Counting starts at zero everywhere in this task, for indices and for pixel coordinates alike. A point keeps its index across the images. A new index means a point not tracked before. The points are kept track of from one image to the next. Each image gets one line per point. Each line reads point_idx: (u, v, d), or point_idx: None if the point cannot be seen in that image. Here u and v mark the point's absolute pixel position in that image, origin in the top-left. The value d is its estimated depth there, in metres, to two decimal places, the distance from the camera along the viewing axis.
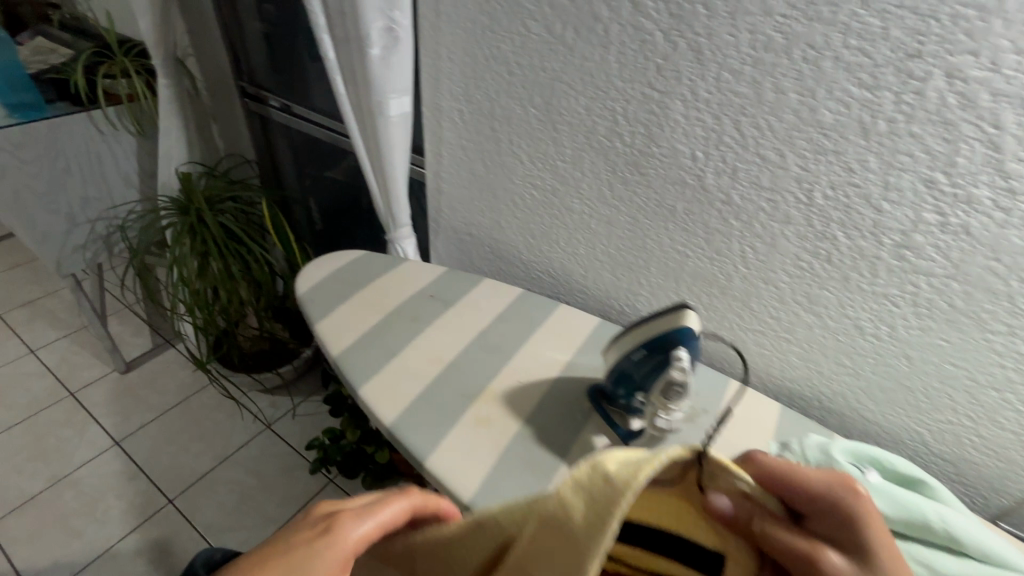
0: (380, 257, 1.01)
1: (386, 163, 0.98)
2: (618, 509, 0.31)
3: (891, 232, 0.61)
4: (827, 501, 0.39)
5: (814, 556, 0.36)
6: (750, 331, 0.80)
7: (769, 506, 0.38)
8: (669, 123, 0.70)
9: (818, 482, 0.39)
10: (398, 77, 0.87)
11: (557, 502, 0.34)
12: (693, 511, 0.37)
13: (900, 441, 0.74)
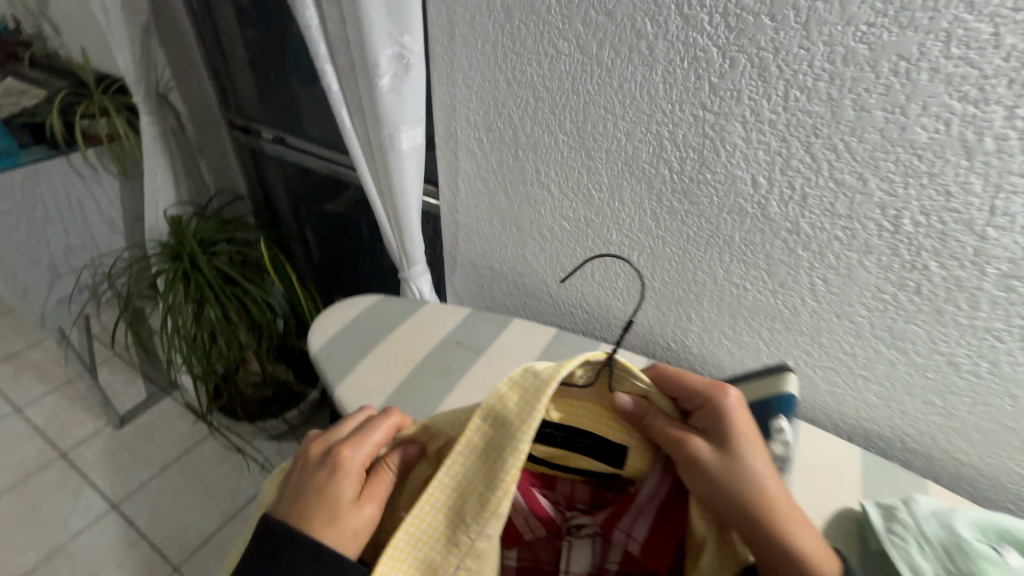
0: (397, 300, 0.93)
1: (398, 198, 0.89)
2: (545, 393, 0.43)
3: (996, 261, 0.54)
4: (707, 399, 0.49)
5: (686, 439, 0.46)
6: (820, 368, 0.72)
7: (663, 405, 0.48)
8: (726, 147, 0.63)
9: (698, 383, 0.50)
10: (409, 107, 0.79)
11: (496, 397, 0.44)
12: (608, 410, 0.48)
13: (1000, 484, 0.66)
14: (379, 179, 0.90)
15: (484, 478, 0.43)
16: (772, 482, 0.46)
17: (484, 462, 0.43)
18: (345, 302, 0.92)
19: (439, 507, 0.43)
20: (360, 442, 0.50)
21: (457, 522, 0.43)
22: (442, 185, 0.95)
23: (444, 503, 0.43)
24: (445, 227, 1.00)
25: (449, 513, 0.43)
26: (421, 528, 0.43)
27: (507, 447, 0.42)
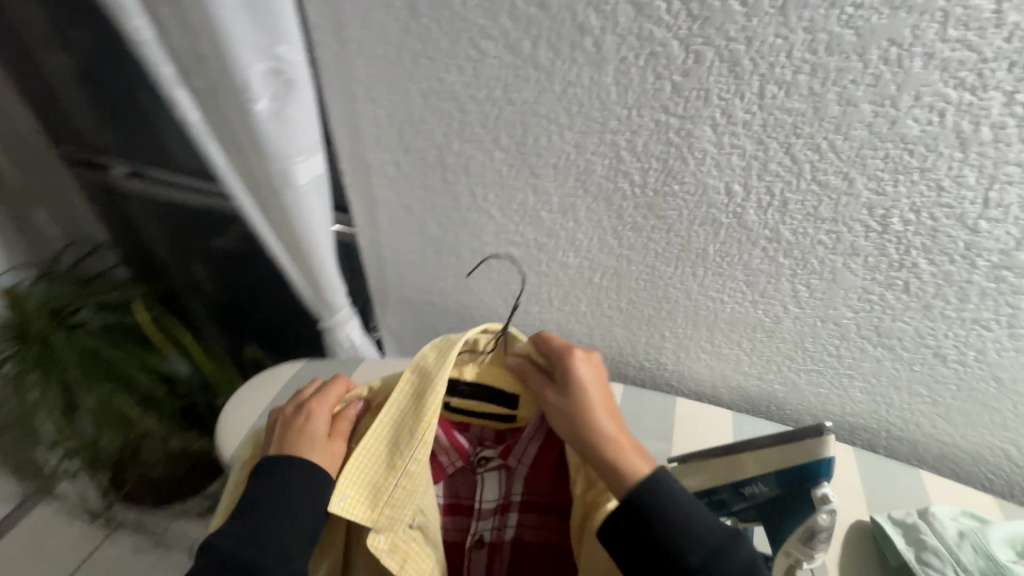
0: (319, 363, 0.80)
1: (303, 240, 0.73)
2: (454, 348, 0.51)
3: (987, 252, 0.50)
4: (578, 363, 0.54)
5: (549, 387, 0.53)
6: (804, 371, 0.68)
7: (541, 366, 0.56)
8: (695, 154, 0.54)
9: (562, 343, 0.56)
10: (301, 133, 0.63)
11: (416, 359, 0.52)
12: (503, 373, 0.57)
13: (980, 458, 0.67)
14: (273, 220, 0.73)
15: (399, 444, 0.50)
16: (612, 426, 0.50)
17: (398, 424, 0.50)
18: (258, 377, 0.80)
19: (370, 470, 0.50)
20: (332, 399, 0.56)
21: (381, 480, 0.50)
22: (356, 217, 0.79)
23: (370, 464, 0.50)
24: (367, 263, 0.85)
25: (374, 479, 0.50)
26: (358, 491, 0.49)
27: (423, 397, 0.50)
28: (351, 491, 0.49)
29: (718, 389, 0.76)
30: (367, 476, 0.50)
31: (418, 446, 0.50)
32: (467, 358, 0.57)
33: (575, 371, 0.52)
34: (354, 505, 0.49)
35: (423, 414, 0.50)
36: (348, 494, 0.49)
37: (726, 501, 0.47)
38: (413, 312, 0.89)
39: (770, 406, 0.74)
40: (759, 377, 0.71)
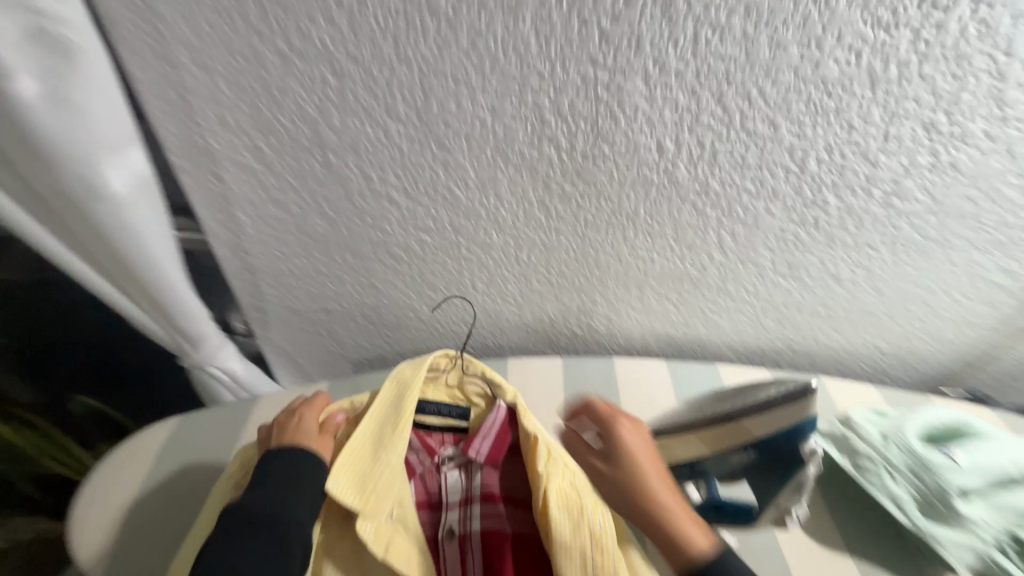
0: (198, 415, 0.62)
1: (140, 262, 0.55)
2: (425, 359, 0.56)
3: (882, 183, 0.54)
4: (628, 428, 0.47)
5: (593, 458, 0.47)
6: (724, 311, 0.71)
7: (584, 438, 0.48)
8: (625, 110, 0.49)
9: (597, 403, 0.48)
10: (102, 121, 0.45)
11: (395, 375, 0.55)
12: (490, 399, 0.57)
13: (858, 354, 0.78)
14: (84, 244, 0.53)
15: (382, 427, 0.52)
16: (657, 477, 0.44)
17: (379, 421, 0.52)
18: (111, 454, 0.58)
19: (353, 458, 0.50)
20: (319, 406, 0.54)
21: (364, 471, 0.49)
22: (207, 223, 0.61)
23: (350, 459, 0.49)
24: (232, 276, 0.68)
25: (358, 469, 0.49)
26: (347, 477, 0.49)
27: (398, 404, 0.53)
28: (341, 477, 0.49)
29: (647, 341, 0.77)
30: (351, 459, 0.49)
31: (397, 438, 0.51)
32: (432, 381, 0.58)
33: (620, 442, 0.45)
34: (341, 490, 0.48)
35: (401, 411, 0.52)
36: (340, 481, 0.48)
37: (714, 468, 0.48)
38: (305, 323, 0.75)
39: (693, 346, 0.78)
40: (685, 323, 0.73)
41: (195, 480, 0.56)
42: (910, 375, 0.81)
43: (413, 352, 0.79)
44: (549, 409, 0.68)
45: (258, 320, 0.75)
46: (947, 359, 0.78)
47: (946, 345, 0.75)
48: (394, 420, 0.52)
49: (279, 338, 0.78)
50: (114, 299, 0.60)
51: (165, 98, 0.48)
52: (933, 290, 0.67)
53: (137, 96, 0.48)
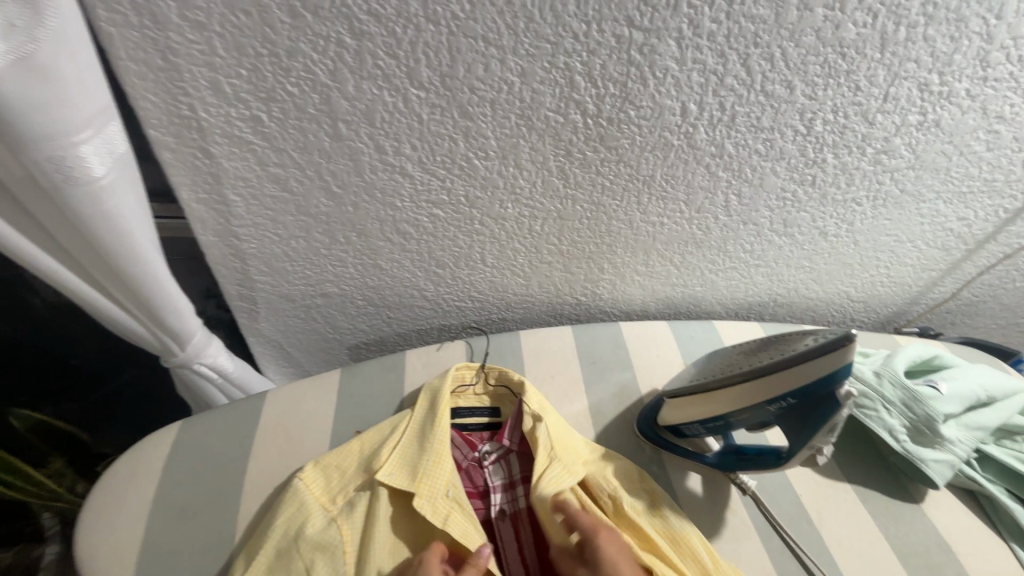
0: (200, 418, 0.56)
1: (122, 260, 0.48)
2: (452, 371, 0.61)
3: (875, 141, 0.58)
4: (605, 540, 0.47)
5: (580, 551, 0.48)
6: (721, 270, 0.74)
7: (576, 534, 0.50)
8: (655, 74, 0.48)
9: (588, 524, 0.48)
10: (79, 94, 0.38)
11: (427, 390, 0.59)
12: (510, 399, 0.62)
13: (831, 302, 0.85)
14: (56, 238, 0.46)
15: (427, 427, 0.55)
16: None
17: (426, 423, 0.56)
18: (109, 472, 0.52)
19: (404, 453, 0.53)
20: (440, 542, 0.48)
21: (414, 458, 0.53)
22: (190, 205, 0.54)
23: (401, 448, 0.53)
24: (218, 264, 0.61)
25: (404, 457, 0.53)
26: (400, 468, 0.52)
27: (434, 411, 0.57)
28: (393, 471, 0.51)
29: (647, 304, 0.79)
30: (401, 454, 0.53)
31: (438, 426, 0.55)
32: (461, 393, 0.62)
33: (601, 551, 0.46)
34: (397, 479, 0.51)
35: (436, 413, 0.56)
36: (394, 471, 0.51)
37: (746, 418, 0.50)
38: (299, 309, 0.70)
39: (689, 305, 0.81)
40: (684, 284, 0.76)
41: (214, 486, 0.52)
42: (872, 317, 0.89)
43: (415, 331, 0.76)
44: (567, 376, 0.67)
45: (245, 310, 0.69)
46: (904, 300, 0.86)
47: (905, 288, 0.83)
48: (432, 416, 0.56)
49: (269, 328, 0.72)
50: (86, 299, 0.53)
51: (146, 62, 0.42)
52: (902, 240, 0.73)
53: (111, 60, 0.41)
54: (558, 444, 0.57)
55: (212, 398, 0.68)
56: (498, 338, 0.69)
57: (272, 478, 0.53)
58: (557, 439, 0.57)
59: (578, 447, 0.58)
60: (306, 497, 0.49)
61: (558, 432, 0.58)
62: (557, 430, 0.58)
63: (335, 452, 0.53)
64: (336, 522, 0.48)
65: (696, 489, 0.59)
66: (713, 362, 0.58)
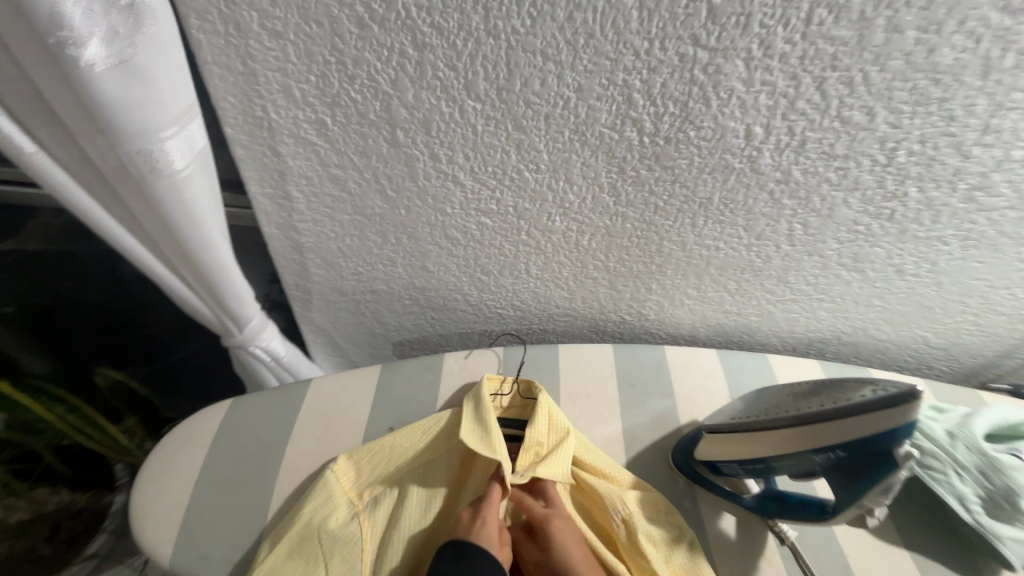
0: (249, 399, 0.60)
1: (193, 245, 0.52)
2: (484, 380, 0.61)
3: (969, 176, 0.52)
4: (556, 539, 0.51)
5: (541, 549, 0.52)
6: (780, 301, 0.70)
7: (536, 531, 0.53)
8: (719, 94, 0.46)
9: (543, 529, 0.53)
10: (168, 93, 0.42)
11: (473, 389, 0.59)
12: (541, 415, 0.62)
13: (904, 345, 0.77)
14: (139, 222, 0.51)
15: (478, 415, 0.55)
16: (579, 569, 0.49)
17: (476, 414, 0.56)
18: (165, 441, 0.56)
19: (473, 442, 0.53)
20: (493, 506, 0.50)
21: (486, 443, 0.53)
22: (258, 199, 0.58)
23: (468, 436, 0.53)
24: (278, 255, 0.65)
25: (478, 445, 0.53)
26: (480, 454, 0.52)
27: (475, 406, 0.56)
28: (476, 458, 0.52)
29: (696, 329, 0.76)
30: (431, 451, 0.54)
31: (489, 413, 0.55)
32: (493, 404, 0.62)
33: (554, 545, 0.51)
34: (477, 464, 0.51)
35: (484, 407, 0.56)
36: (475, 459, 0.52)
37: (790, 466, 0.47)
38: (349, 303, 0.73)
39: (742, 334, 0.77)
40: (738, 313, 0.72)
41: (254, 466, 0.55)
42: (952, 367, 0.81)
43: (457, 333, 0.78)
44: (603, 395, 0.66)
45: (300, 299, 0.73)
46: (994, 352, 0.77)
47: (995, 339, 0.75)
48: (479, 408, 0.56)
49: (321, 318, 0.76)
50: (162, 278, 0.58)
51: (228, 66, 0.45)
52: (996, 286, 0.66)
53: (199, 63, 0.45)
54: (523, 459, 0.56)
55: (264, 378, 0.73)
56: (537, 350, 0.69)
57: (306, 464, 0.55)
58: (528, 457, 0.56)
59: (561, 460, 0.55)
60: (334, 488, 0.51)
61: (529, 447, 0.56)
62: (532, 444, 0.57)
63: (366, 446, 0.54)
64: (357, 518, 0.50)
65: (729, 532, 0.56)
66: (759, 401, 0.54)
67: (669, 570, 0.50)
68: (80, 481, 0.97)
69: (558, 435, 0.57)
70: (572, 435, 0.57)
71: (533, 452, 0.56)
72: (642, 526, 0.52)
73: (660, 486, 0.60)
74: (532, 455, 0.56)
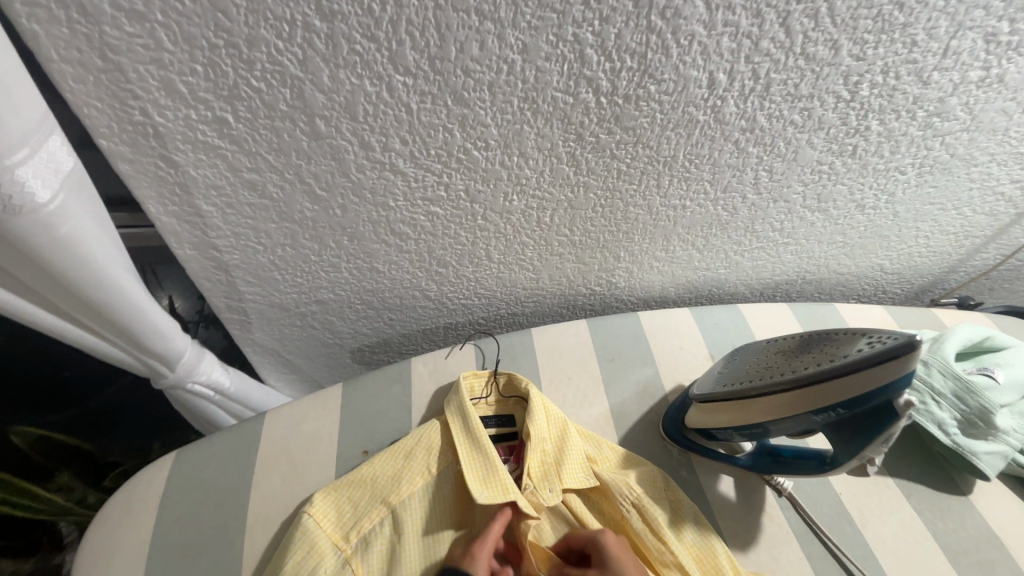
0: (195, 447, 0.53)
1: (87, 286, 0.43)
2: (463, 382, 0.57)
3: (928, 103, 0.51)
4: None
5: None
6: (747, 251, 0.69)
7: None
8: (679, 41, 0.41)
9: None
10: (5, 108, 0.32)
11: (451, 400, 0.56)
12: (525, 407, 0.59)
13: (862, 275, 0.79)
14: (6, 268, 0.41)
15: (471, 438, 0.52)
16: None
17: (464, 437, 0.52)
18: (102, 517, 0.48)
19: (475, 471, 0.50)
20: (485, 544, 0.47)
21: (488, 472, 0.51)
22: (161, 219, 0.49)
23: (470, 466, 0.51)
24: (200, 278, 0.56)
25: (482, 473, 0.50)
26: (487, 485, 0.50)
27: (460, 420, 0.54)
28: (484, 488, 0.49)
29: (666, 289, 0.74)
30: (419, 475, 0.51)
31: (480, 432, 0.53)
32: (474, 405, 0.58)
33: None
34: (493, 495, 0.49)
35: (473, 430, 0.53)
36: (485, 491, 0.49)
37: (788, 427, 0.46)
38: (294, 317, 0.65)
39: (710, 288, 0.76)
40: (707, 267, 0.70)
41: (217, 522, 0.48)
42: (902, 289, 0.84)
43: (419, 330, 0.72)
44: (585, 376, 0.63)
45: (237, 322, 0.64)
46: (941, 271, 0.80)
47: (942, 259, 0.77)
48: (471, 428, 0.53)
49: (264, 337, 0.68)
50: (60, 329, 0.48)
51: (82, 63, 0.35)
52: (947, 208, 0.67)
53: (41, 62, 0.35)
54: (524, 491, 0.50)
55: (211, 414, 0.65)
56: (508, 338, 0.65)
57: (278, 509, 0.50)
58: (538, 459, 0.53)
59: (574, 459, 0.53)
60: (316, 536, 0.46)
61: (535, 446, 0.54)
62: (539, 448, 0.54)
63: (347, 481, 0.50)
64: (350, 565, 0.45)
65: (730, 495, 0.56)
66: (744, 362, 0.53)
67: (682, 548, 0.49)
68: (21, 548, 0.85)
69: (558, 428, 0.55)
70: (571, 428, 0.56)
71: (540, 453, 0.54)
72: (651, 507, 0.50)
73: (656, 459, 0.58)
74: (544, 459, 0.54)
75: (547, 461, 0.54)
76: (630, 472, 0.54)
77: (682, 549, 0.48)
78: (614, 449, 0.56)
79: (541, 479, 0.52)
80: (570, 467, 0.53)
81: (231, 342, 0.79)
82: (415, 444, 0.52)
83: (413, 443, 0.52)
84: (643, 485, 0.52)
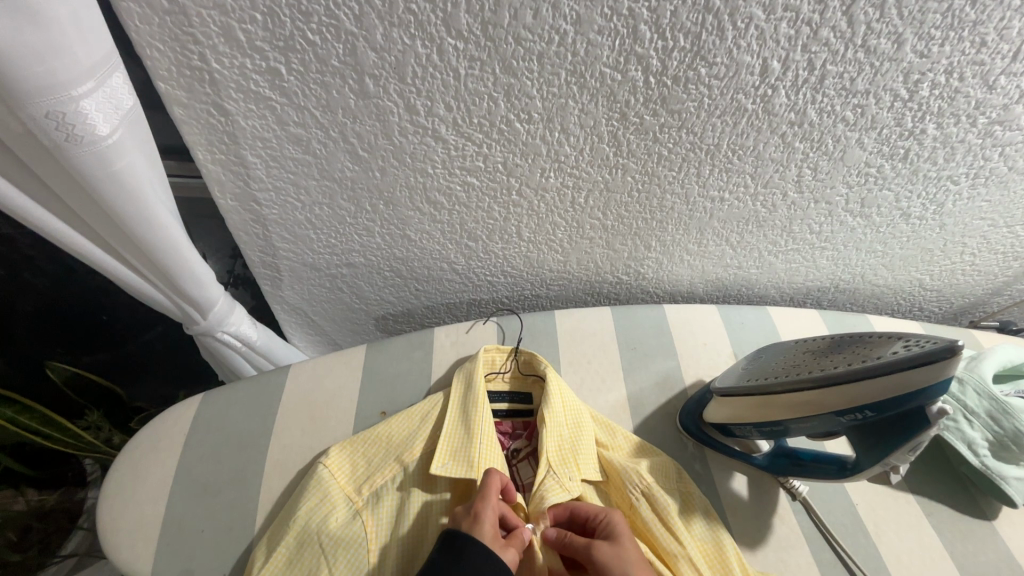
0: (222, 392, 0.55)
1: (135, 225, 0.45)
2: (479, 356, 0.56)
3: (991, 109, 0.49)
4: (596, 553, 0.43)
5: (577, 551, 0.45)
6: (781, 252, 0.67)
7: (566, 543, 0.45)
8: (736, 23, 0.40)
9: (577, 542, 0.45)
10: (77, 40, 0.33)
11: (465, 369, 0.56)
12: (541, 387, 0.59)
13: (898, 289, 0.77)
14: (63, 197, 0.43)
15: (466, 416, 0.52)
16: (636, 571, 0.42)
17: (462, 413, 0.52)
18: (133, 444, 0.51)
19: (451, 441, 0.50)
20: (489, 499, 0.45)
21: (465, 444, 0.50)
22: (207, 166, 0.50)
23: (449, 437, 0.50)
24: (239, 230, 0.58)
25: (455, 445, 0.50)
26: (453, 457, 0.49)
27: (467, 390, 0.54)
28: (448, 459, 0.49)
29: (693, 284, 0.73)
30: (429, 439, 0.51)
31: (478, 413, 0.53)
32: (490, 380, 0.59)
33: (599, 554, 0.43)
34: (452, 469, 0.48)
35: (472, 410, 0.53)
36: (448, 462, 0.49)
37: (810, 427, 0.45)
38: (323, 278, 0.66)
39: (739, 288, 0.74)
40: (737, 266, 0.69)
41: (236, 464, 0.50)
42: (938, 307, 0.81)
43: (443, 303, 0.73)
44: (604, 362, 0.63)
45: (269, 278, 0.66)
46: (982, 292, 0.77)
47: (986, 279, 0.74)
48: (471, 405, 0.53)
49: (293, 296, 0.70)
50: (105, 264, 0.50)
51: (149, 3, 0.37)
52: (998, 225, 0.64)
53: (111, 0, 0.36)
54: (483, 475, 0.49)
55: (237, 365, 0.67)
56: (531, 318, 0.65)
57: (295, 460, 0.51)
58: (555, 444, 0.53)
59: (587, 447, 0.54)
60: (330, 485, 0.47)
61: (552, 431, 0.54)
62: (556, 433, 0.54)
63: (362, 436, 0.51)
64: (359, 517, 0.46)
65: (742, 492, 0.55)
66: (772, 359, 0.52)
67: (692, 541, 0.48)
68: (47, 480, 0.88)
69: (573, 413, 0.55)
70: (584, 414, 0.56)
71: (557, 437, 0.54)
72: (661, 496, 0.50)
73: (670, 451, 0.57)
74: (560, 444, 0.54)
75: (563, 446, 0.54)
76: (642, 461, 0.53)
77: (691, 541, 0.48)
78: (628, 437, 0.56)
79: (561, 466, 0.52)
80: (583, 458, 0.53)
81: (259, 301, 0.81)
82: (428, 411, 0.53)
83: (427, 410, 0.53)
84: (654, 476, 0.52)
